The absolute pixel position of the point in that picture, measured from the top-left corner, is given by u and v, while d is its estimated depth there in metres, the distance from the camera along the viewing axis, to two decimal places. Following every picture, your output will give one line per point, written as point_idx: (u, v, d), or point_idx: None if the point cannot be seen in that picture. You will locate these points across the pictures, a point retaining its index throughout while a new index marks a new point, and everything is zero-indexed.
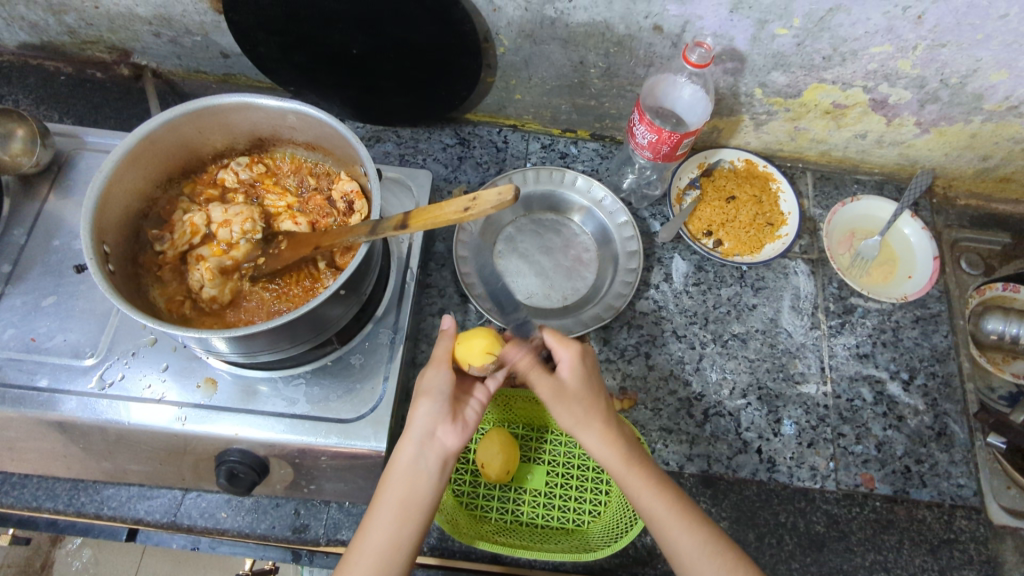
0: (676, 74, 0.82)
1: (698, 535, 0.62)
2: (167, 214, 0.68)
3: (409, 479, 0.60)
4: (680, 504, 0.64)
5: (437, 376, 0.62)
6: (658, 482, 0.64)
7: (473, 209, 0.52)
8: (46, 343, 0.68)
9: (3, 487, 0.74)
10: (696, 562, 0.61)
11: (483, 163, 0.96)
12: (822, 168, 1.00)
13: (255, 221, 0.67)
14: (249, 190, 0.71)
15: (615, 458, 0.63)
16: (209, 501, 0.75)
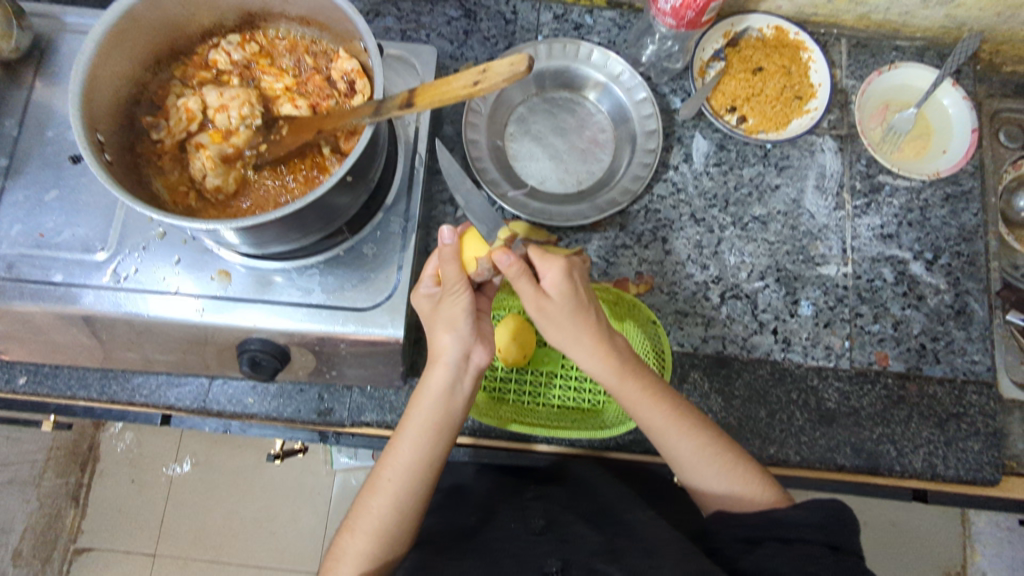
0: None
1: (698, 439, 0.63)
2: (160, 100, 0.65)
3: (443, 400, 0.62)
4: (680, 411, 0.64)
5: (456, 303, 0.60)
6: (655, 392, 0.64)
7: (482, 83, 0.47)
8: (55, 239, 0.67)
9: (36, 377, 0.77)
10: (694, 464, 0.63)
11: (490, 38, 0.89)
12: (859, 34, 0.92)
13: (253, 105, 0.63)
14: (244, 73, 0.67)
15: (611, 374, 0.63)
16: (235, 387, 0.78)
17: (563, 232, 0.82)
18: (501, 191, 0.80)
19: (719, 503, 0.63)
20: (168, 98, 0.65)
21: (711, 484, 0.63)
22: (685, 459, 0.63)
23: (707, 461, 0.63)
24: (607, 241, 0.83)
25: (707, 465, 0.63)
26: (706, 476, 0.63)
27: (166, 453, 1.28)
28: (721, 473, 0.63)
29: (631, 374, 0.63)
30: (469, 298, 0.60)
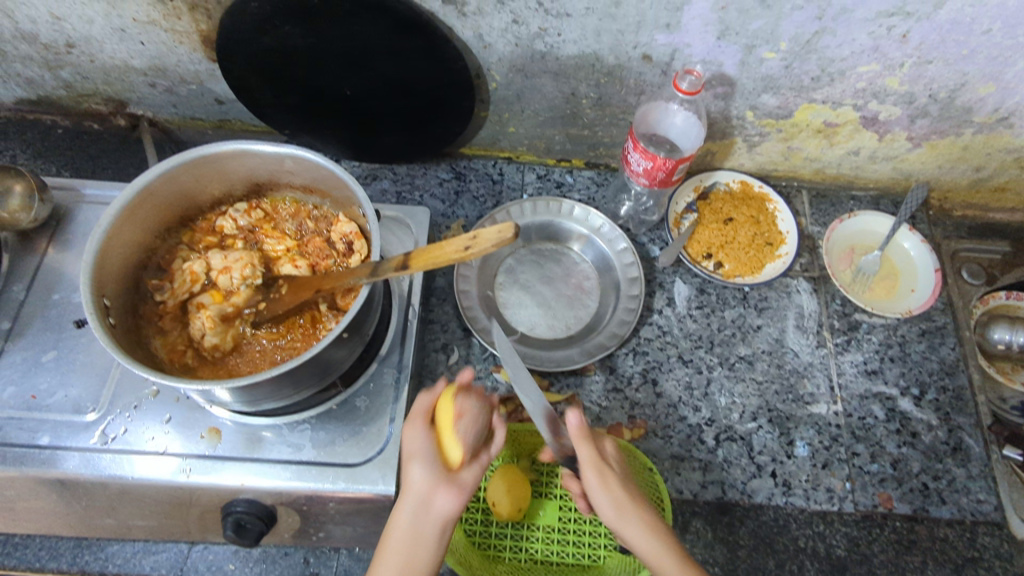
0: (668, 102, 0.82)
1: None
2: (166, 263, 0.68)
3: (406, 551, 0.55)
4: None
5: (416, 436, 0.58)
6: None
7: (474, 247, 0.51)
8: (47, 400, 0.67)
9: (4, 549, 0.72)
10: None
11: (479, 196, 0.96)
12: (817, 186, 1.00)
13: (255, 266, 0.67)
14: (248, 236, 0.71)
15: (655, 556, 0.58)
16: (216, 553, 0.74)
17: (555, 376, 0.83)
18: (492, 338, 0.83)
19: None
20: (173, 261, 0.68)
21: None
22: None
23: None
24: (598, 384, 0.83)
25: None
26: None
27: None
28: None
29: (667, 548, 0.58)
30: (425, 431, 0.59)
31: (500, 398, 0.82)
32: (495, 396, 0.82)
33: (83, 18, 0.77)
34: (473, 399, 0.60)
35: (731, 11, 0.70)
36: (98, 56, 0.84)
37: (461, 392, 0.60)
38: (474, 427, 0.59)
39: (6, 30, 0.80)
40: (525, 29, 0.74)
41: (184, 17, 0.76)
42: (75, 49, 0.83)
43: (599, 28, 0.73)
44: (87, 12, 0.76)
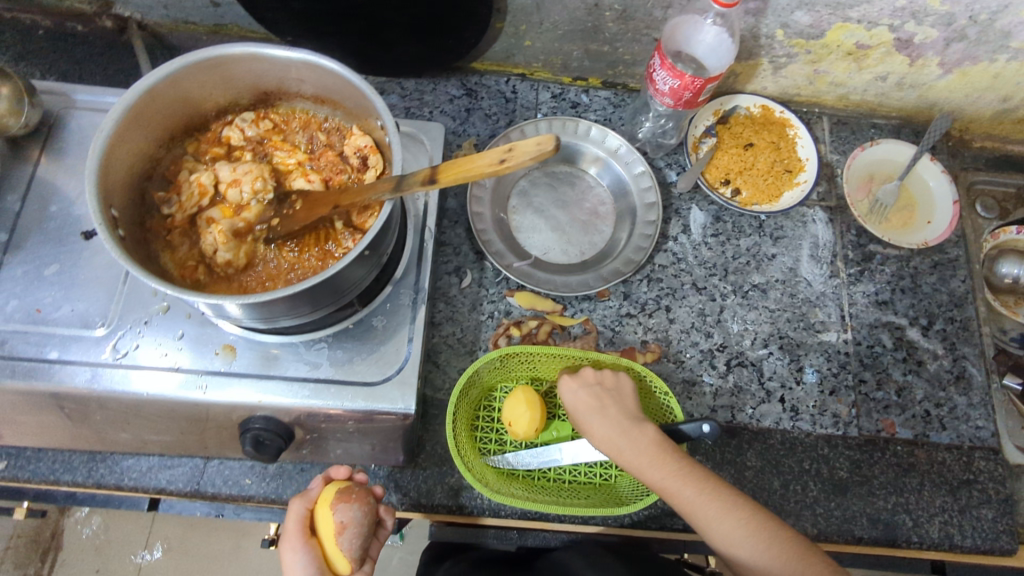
0: (701, 16, 0.76)
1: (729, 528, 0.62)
2: (170, 175, 0.64)
3: None
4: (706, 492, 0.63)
5: (294, 553, 0.62)
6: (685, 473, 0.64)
7: (510, 160, 0.48)
8: (53, 315, 0.65)
9: (17, 462, 0.72)
10: (736, 548, 0.60)
11: (491, 115, 0.92)
12: (839, 112, 0.97)
13: (266, 180, 0.64)
14: (256, 149, 0.68)
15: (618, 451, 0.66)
16: (233, 468, 0.74)
17: (568, 301, 0.83)
18: (507, 262, 0.81)
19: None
20: (179, 174, 0.65)
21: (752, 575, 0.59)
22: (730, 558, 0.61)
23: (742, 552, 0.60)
24: (612, 310, 0.83)
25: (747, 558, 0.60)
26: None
27: (136, 539, 1.20)
28: (767, 554, 0.60)
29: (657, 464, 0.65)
30: (303, 542, 0.63)
31: (513, 321, 0.81)
32: (509, 319, 0.81)
33: None
34: (355, 508, 0.62)
35: None
36: None
37: (342, 501, 0.62)
38: (357, 534, 0.62)
39: None
40: None
41: None
42: None
43: None
44: None
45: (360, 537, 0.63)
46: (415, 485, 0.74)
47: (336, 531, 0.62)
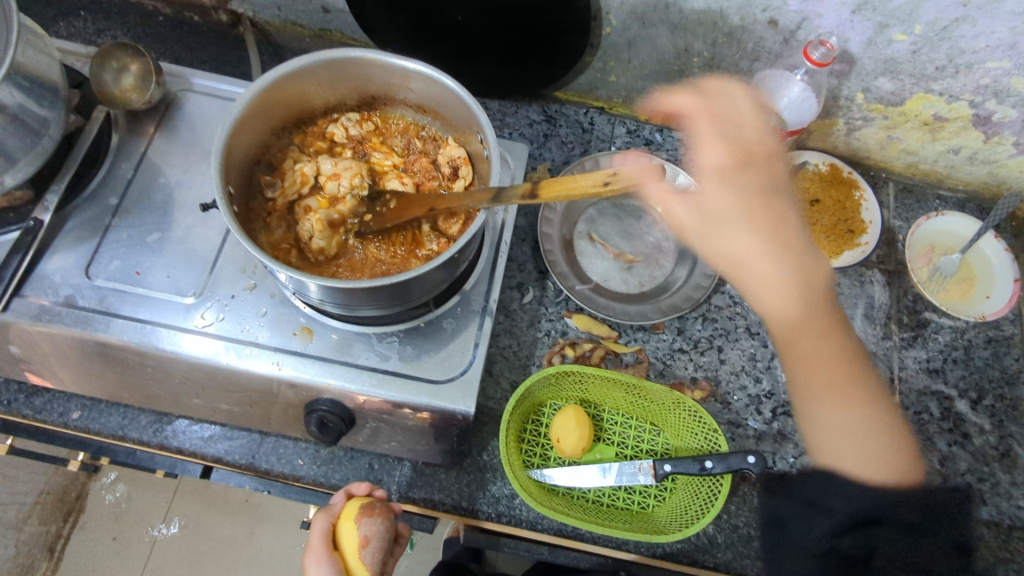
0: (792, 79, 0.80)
1: (857, 411, 0.73)
2: (275, 162, 0.69)
3: None
4: (806, 296, 0.75)
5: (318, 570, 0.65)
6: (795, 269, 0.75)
7: (614, 184, 0.52)
8: (150, 279, 0.69)
9: (90, 413, 0.76)
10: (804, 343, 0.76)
11: (567, 142, 0.96)
12: (906, 180, 0.99)
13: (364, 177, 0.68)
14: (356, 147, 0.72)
15: (733, 250, 0.75)
16: (287, 447, 0.77)
17: (623, 329, 0.85)
18: (570, 284, 0.84)
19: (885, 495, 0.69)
20: (284, 161, 0.69)
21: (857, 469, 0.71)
22: (833, 453, 0.73)
23: (843, 424, 0.73)
24: (665, 343, 0.85)
25: (854, 450, 0.72)
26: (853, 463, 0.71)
27: (155, 512, 1.17)
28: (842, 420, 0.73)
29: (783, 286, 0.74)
30: (325, 560, 0.65)
31: (569, 342, 0.84)
32: (564, 339, 0.84)
33: None
34: (378, 523, 0.66)
35: None
36: None
37: (366, 516, 0.66)
38: (378, 549, 0.66)
39: None
40: None
41: None
42: None
43: None
44: None
45: (380, 553, 0.67)
46: (458, 487, 0.76)
47: (360, 545, 0.65)
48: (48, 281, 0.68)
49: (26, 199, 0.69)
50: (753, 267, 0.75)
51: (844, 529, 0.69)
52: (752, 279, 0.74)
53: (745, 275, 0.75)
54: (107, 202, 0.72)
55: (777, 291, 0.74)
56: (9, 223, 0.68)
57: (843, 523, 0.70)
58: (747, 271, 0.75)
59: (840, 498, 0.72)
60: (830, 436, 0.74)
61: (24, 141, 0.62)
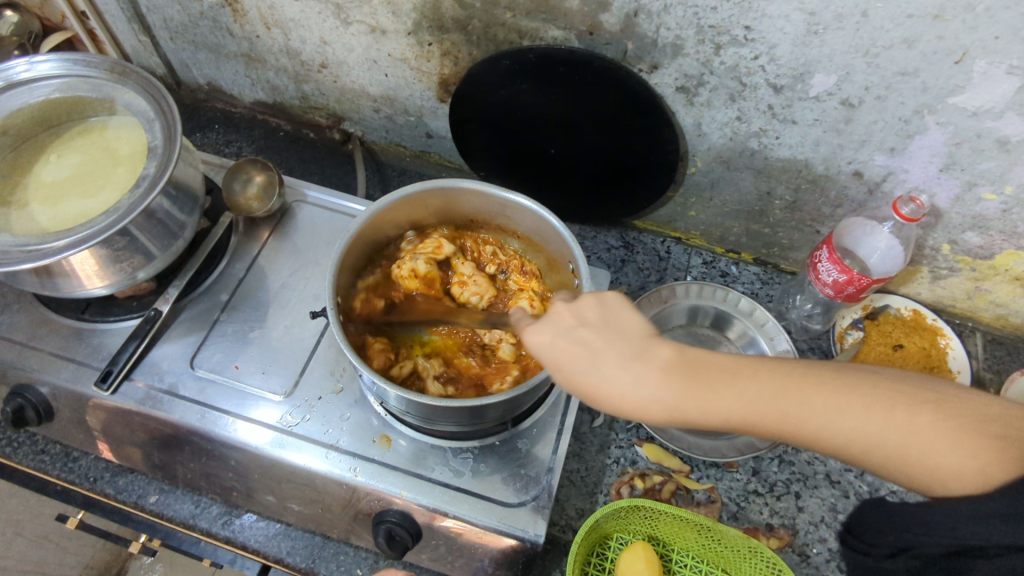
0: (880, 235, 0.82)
1: (942, 414, 0.46)
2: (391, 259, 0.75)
3: None
4: (849, 383, 0.49)
5: None
6: (821, 375, 0.49)
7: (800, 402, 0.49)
8: (246, 373, 0.73)
9: (165, 499, 0.80)
10: (899, 445, 0.46)
11: (644, 269, 0.98)
12: (995, 331, 0.95)
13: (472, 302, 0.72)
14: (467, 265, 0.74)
15: (854, 436, 0.47)
16: (347, 556, 0.76)
17: (695, 463, 0.82)
18: None
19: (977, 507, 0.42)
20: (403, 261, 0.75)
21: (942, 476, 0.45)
22: (873, 454, 0.48)
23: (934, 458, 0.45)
24: (739, 483, 0.82)
25: (931, 445, 0.46)
26: (949, 487, 0.45)
27: None
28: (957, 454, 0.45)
29: (814, 379, 0.49)
30: None
31: (638, 472, 0.82)
32: (634, 469, 0.82)
33: (347, 46, 0.87)
34: None
35: (964, 148, 0.69)
36: (343, 78, 0.94)
37: None
38: None
39: (278, 45, 0.92)
40: (745, 126, 0.77)
41: (433, 61, 0.85)
42: (325, 69, 0.94)
43: (821, 139, 0.75)
44: (352, 41, 0.86)
45: None
46: None
47: None
48: (156, 368, 0.73)
49: (151, 290, 0.77)
50: (774, 367, 0.51)
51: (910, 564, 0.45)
52: (719, 387, 0.50)
53: (708, 376, 0.50)
54: (219, 298, 0.78)
55: (762, 389, 0.50)
56: (132, 310, 0.76)
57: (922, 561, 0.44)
58: (707, 373, 0.50)
59: (884, 528, 0.48)
60: (878, 453, 0.47)
61: (164, 242, 0.70)
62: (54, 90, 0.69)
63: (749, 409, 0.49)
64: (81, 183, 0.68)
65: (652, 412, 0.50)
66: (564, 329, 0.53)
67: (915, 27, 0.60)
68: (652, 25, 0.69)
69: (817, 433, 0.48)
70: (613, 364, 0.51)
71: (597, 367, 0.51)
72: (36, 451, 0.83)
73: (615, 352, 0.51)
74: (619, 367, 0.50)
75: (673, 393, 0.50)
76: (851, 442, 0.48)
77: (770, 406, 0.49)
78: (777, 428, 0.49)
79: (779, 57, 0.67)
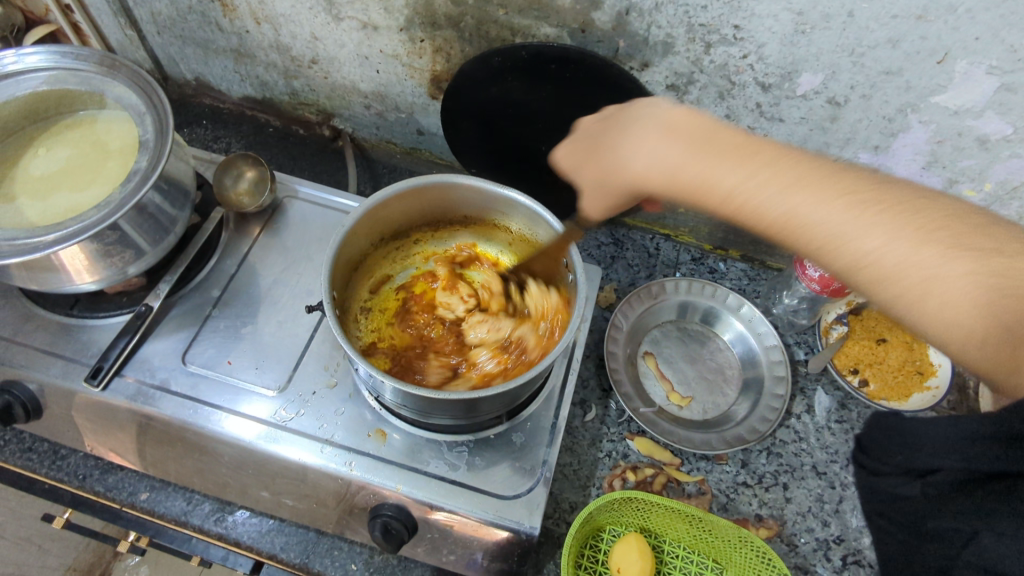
0: None
1: (951, 253, 0.47)
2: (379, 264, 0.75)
3: None
4: (922, 222, 0.48)
5: None
6: (892, 198, 0.50)
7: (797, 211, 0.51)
8: (238, 368, 0.73)
9: (156, 495, 0.78)
10: (841, 242, 0.49)
11: (634, 265, 0.99)
12: None
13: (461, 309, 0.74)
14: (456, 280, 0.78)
15: (862, 257, 0.49)
16: (340, 551, 0.76)
17: (686, 456, 0.84)
18: (633, 405, 0.84)
19: (975, 423, 0.44)
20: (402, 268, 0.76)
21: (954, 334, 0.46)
22: (889, 286, 0.48)
23: (956, 301, 0.46)
24: (728, 475, 0.83)
25: (942, 290, 0.46)
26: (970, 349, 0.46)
27: None
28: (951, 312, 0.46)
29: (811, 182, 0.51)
30: None
31: (630, 465, 0.83)
32: (625, 462, 0.83)
33: (338, 42, 0.87)
34: None
35: (945, 145, 0.71)
36: (333, 74, 0.94)
37: None
38: None
39: (268, 40, 0.92)
40: (733, 124, 0.79)
41: (425, 57, 0.85)
42: (316, 65, 0.93)
43: (807, 137, 0.76)
44: (344, 37, 0.86)
45: None
46: None
47: None
48: (147, 364, 0.72)
49: (141, 286, 0.76)
50: (843, 176, 0.51)
51: (928, 490, 0.48)
52: (796, 191, 0.51)
53: (722, 146, 0.55)
54: (210, 294, 0.78)
55: (783, 176, 0.52)
56: (121, 307, 0.75)
57: (937, 486, 0.47)
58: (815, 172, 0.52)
59: (897, 450, 0.52)
60: (870, 270, 0.49)
61: (155, 237, 0.69)
62: (42, 82, 0.68)
63: (671, 175, 0.55)
64: (69, 177, 0.68)
65: (630, 184, 0.58)
66: (640, 131, 0.58)
67: (899, 27, 0.61)
68: (644, 23, 0.70)
69: (796, 216, 0.51)
70: (648, 155, 0.57)
71: (627, 162, 0.58)
72: (22, 449, 0.81)
73: (597, 150, 0.62)
74: (643, 129, 0.58)
75: (680, 151, 0.55)
76: (820, 233, 0.50)
77: (861, 239, 0.49)
78: (782, 225, 0.51)
79: (768, 55, 0.69)
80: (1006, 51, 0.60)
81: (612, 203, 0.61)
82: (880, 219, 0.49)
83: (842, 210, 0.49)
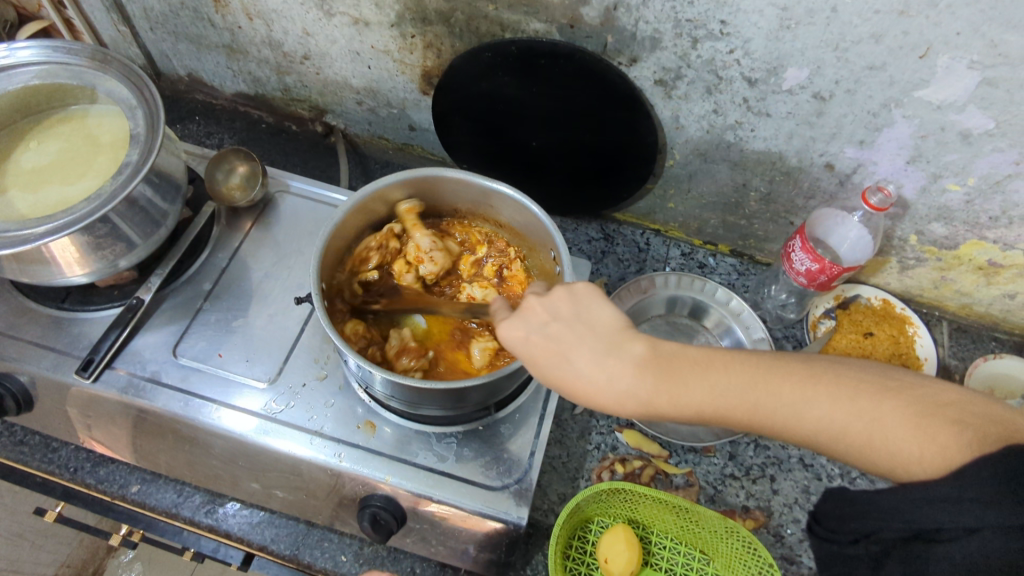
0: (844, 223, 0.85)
1: (848, 402, 0.48)
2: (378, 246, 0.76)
3: None
4: (815, 373, 0.50)
5: None
6: (743, 361, 0.51)
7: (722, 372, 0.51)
8: (229, 361, 0.74)
9: (148, 487, 0.79)
10: (803, 416, 0.49)
11: (624, 260, 1.00)
12: (960, 319, 0.98)
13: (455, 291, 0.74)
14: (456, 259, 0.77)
15: (838, 434, 0.48)
16: (331, 542, 0.77)
17: (674, 449, 0.84)
18: None
19: (950, 488, 0.41)
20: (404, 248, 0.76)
21: (901, 463, 0.45)
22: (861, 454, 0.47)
23: (868, 432, 0.46)
24: (716, 467, 0.84)
25: (880, 430, 0.46)
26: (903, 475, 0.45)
27: None
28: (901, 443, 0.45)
29: (770, 370, 0.50)
30: None
31: (619, 457, 0.83)
32: (614, 454, 0.84)
33: (329, 38, 0.88)
34: None
35: (929, 140, 0.72)
36: (325, 70, 0.94)
37: None
38: None
39: (260, 36, 0.92)
40: (721, 119, 0.79)
41: (416, 53, 0.86)
42: (308, 61, 0.94)
43: (793, 132, 0.77)
44: (335, 33, 0.87)
45: None
46: None
47: None
48: (138, 356, 0.73)
49: (132, 279, 0.77)
50: (758, 359, 0.51)
51: (874, 550, 0.44)
52: (690, 378, 0.51)
53: (681, 369, 0.51)
54: (202, 287, 0.78)
55: (647, 377, 0.51)
56: (113, 300, 0.75)
57: (884, 546, 0.44)
58: (678, 366, 0.51)
59: (849, 514, 0.46)
60: (819, 441, 0.49)
61: (146, 230, 0.70)
62: (34, 76, 0.69)
63: (644, 403, 0.51)
64: (62, 170, 0.68)
65: (605, 398, 0.52)
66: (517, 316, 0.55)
67: (882, 22, 0.62)
68: (632, 19, 0.71)
69: (750, 407, 0.50)
70: (585, 358, 0.52)
71: (570, 363, 0.52)
72: (14, 442, 0.81)
73: (509, 316, 0.56)
74: (588, 361, 0.52)
75: (650, 388, 0.51)
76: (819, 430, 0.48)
77: (726, 404, 0.50)
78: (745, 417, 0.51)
79: (753, 51, 0.69)
80: (987, 46, 0.61)
81: (541, 372, 0.53)
82: (802, 389, 0.49)
83: (719, 381, 0.51)
